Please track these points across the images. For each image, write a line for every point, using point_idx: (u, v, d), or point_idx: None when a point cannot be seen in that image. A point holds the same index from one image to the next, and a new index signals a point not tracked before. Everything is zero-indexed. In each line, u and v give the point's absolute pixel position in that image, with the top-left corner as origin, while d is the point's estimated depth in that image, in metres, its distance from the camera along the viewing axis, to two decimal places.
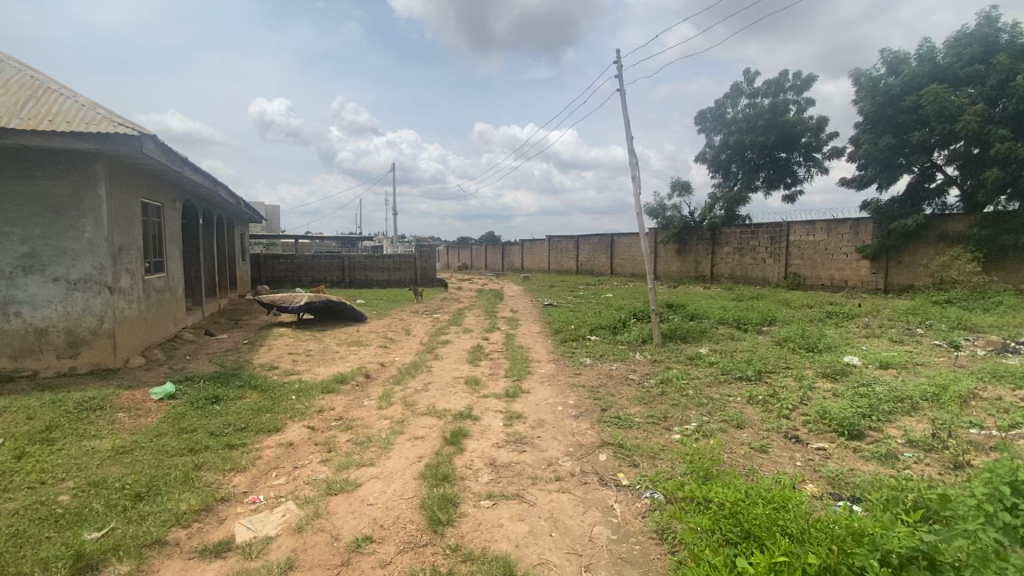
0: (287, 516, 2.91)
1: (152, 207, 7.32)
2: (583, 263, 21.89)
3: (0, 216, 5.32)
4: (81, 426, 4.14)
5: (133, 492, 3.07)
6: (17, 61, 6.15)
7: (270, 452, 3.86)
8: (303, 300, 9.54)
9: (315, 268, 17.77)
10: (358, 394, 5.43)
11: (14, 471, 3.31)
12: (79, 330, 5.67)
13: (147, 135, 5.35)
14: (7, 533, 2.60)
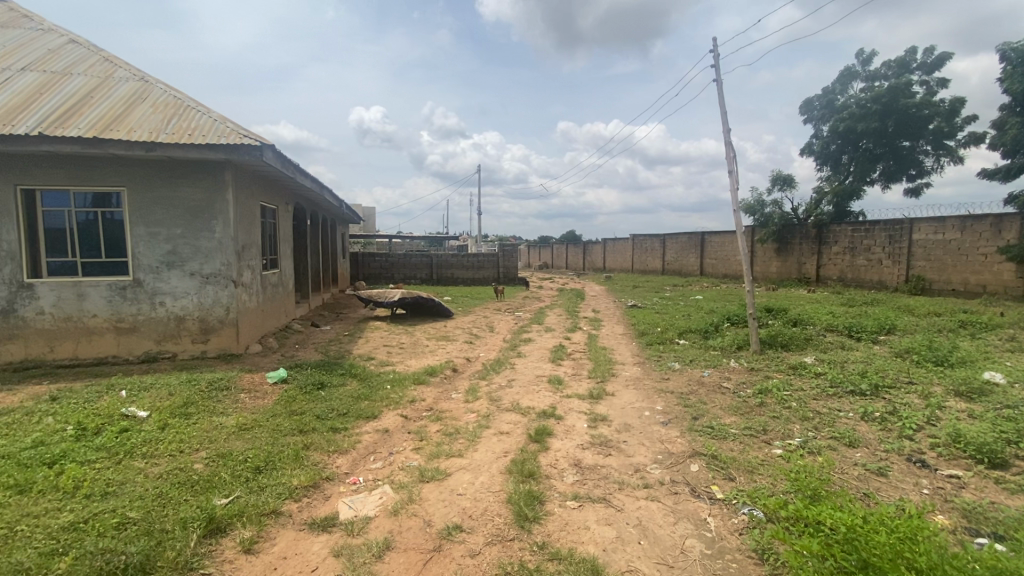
0: (384, 499, 3.09)
1: (269, 209, 8.12)
2: (670, 263, 21.04)
3: (150, 219, 6.15)
4: (211, 403, 4.70)
5: (253, 465, 3.43)
6: (162, 83, 7.11)
7: (368, 437, 4.13)
8: (396, 296, 10.10)
9: (406, 266, 18.73)
10: (446, 387, 5.63)
11: (160, 441, 3.84)
12: (209, 318, 6.44)
13: (267, 145, 5.95)
14: (154, 494, 3.01)
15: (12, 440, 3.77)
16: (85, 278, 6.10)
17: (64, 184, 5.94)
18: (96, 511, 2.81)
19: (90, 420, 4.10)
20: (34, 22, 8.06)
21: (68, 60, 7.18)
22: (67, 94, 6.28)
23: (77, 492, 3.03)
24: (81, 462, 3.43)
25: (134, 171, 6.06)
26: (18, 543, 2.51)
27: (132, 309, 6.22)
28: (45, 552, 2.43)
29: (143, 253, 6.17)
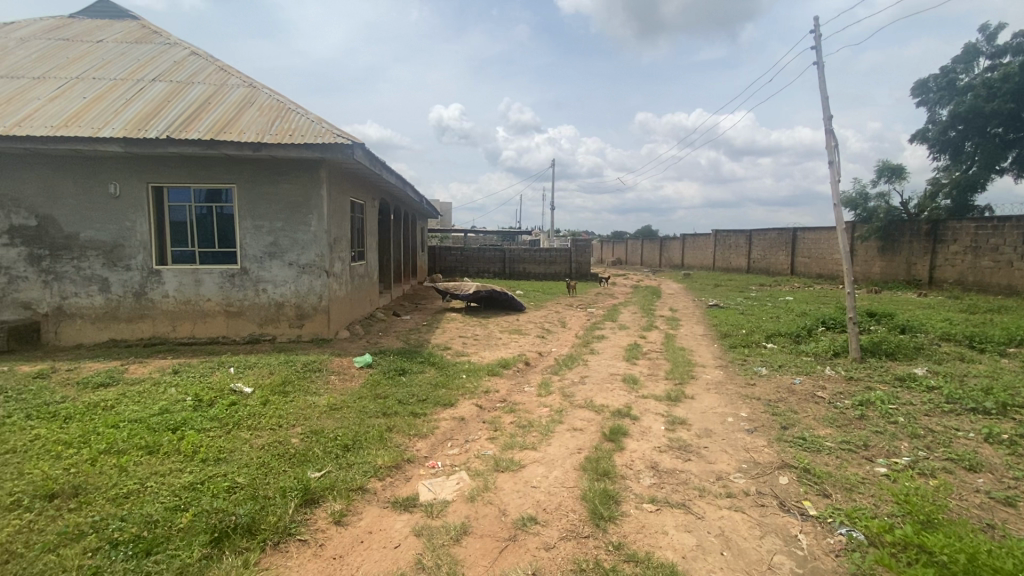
0: (461, 484, 3.19)
1: (358, 205, 8.62)
2: (756, 261, 19.79)
3: (256, 213, 6.75)
4: (306, 383, 5.10)
5: (342, 443, 3.67)
6: (267, 88, 7.73)
7: (446, 423, 4.28)
8: (471, 289, 10.36)
9: (480, 260, 19.12)
10: (519, 379, 5.69)
11: (262, 415, 4.22)
12: (304, 305, 6.96)
13: (357, 144, 6.31)
14: (259, 463, 3.33)
15: (145, 406, 4.32)
16: (201, 266, 6.82)
17: (185, 182, 6.66)
18: (211, 474, 3.15)
19: (205, 393, 4.60)
20: (163, 38, 9.08)
21: (190, 70, 8.03)
22: (190, 101, 7.03)
23: (196, 456, 3.41)
24: (198, 430, 3.85)
25: (242, 169, 6.67)
26: (149, 496, 2.87)
27: (239, 295, 6.87)
28: (170, 507, 2.76)
29: (250, 243, 6.79)
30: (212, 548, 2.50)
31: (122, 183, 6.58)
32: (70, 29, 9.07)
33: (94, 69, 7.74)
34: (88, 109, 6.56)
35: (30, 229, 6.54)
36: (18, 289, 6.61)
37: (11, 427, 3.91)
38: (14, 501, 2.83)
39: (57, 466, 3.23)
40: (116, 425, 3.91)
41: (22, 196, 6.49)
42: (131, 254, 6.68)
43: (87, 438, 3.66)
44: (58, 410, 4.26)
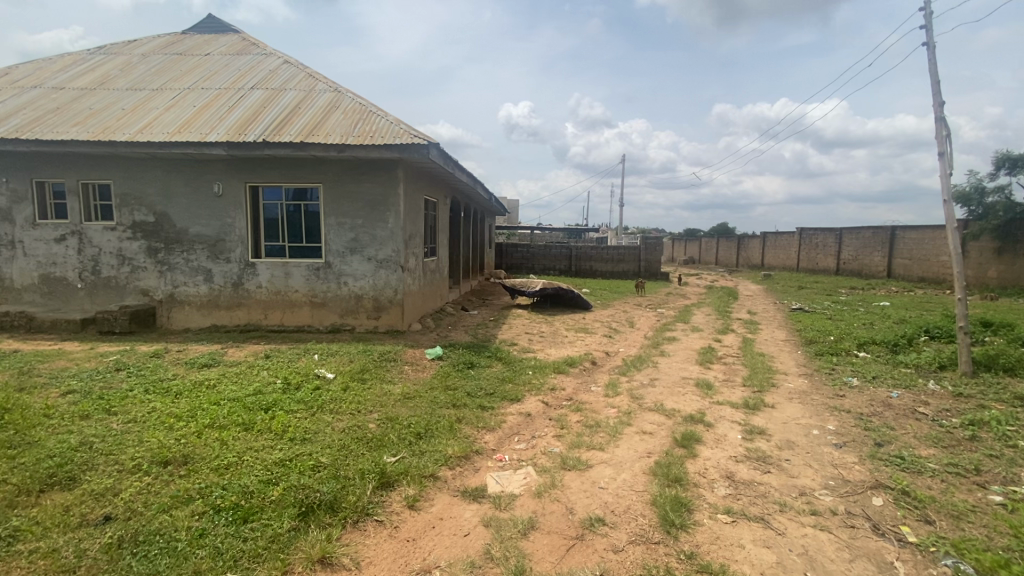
0: (528, 479, 3.22)
1: (431, 203, 8.92)
2: (846, 263, 18.25)
3: (339, 211, 7.17)
4: (381, 372, 5.36)
5: (415, 431, 3.83)
6: (351, 93, 8.17)
7: (513, 418, 4.33)
8: (538, 287, 10.41)
9: (546, 257, 19.13)
10: (585, 378, 5.64)
11: (343, 400, 4.50)
12: (381, 298, 7.32)
13: (432, 144, 6.52)
14: (340, 444, 3.55)
15: (242, 387, 4.75)
16: (291, 259, 7.35)
17: (278, 181, 7.20)
18: (298, 453, 3.40)
19: (293, 377, 4.97)
20: (260, 49, 9.86)
21: (283, 78, 8.66)
22: (283, 106, 7.58)
23: (285, 435, 3.70)
24: (287, 411, 4.17)
25: (328, 169, 7.11)
26: (246, 469, 3.16)
27: (323, 287, 7.34)
28: (264, 479, 3.02)
29: (333, 239, 7.23)
30: (299, 521, 2.70)
31: (225, 183, 7.23)
32: (182, 44, 10.06)
33: (203, 80, 8.55)
34: (198, 117, 7.26)
35: (149, 225, 7.34)
36: (138, 278, 7.46)
37: (134, 399, 4.45)
38: (137, 465, 3.21)
39: (170, 436, 3.63)
40: (218, 403, 4.32)
41: (143, 195, 7.30)
42: (231, 248, 7.33)
43: (193, 413, 4.07)
44: (170, 387, 4.77)
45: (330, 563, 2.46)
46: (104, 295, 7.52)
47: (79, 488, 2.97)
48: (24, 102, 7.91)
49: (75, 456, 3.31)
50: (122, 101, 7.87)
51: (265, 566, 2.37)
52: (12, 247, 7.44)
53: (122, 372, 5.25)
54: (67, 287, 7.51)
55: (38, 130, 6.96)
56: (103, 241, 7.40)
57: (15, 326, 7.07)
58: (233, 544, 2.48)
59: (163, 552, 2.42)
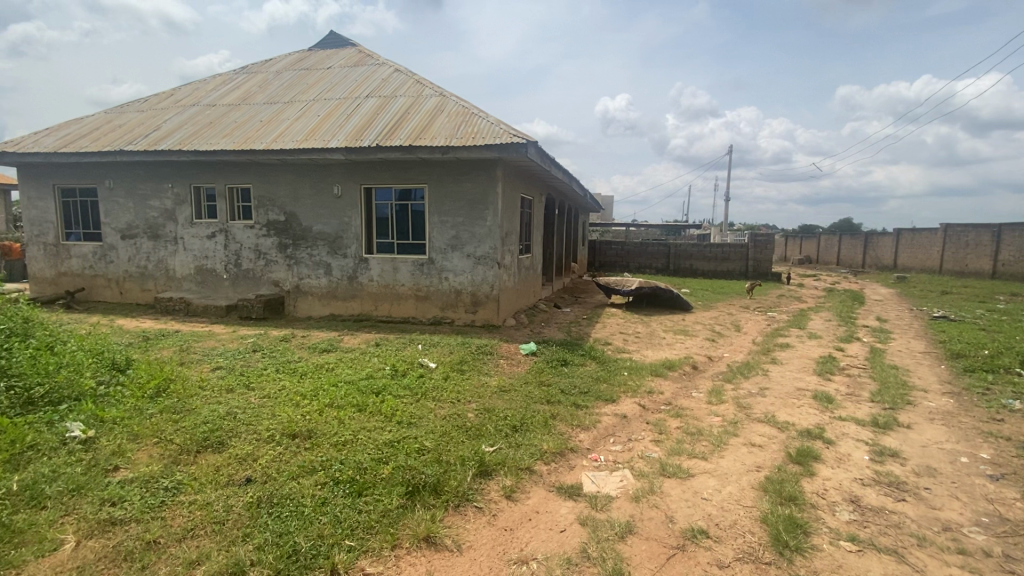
0: (625, 482, 3.17)
1: (527, 200, 9.06)
2: (1006, 265, 15.59)
3: (442, 210, 7.54)
4: (479, 364, 5.56)
5: (512, 424, 3.93)
6: (454, 96, 8.54)
7: (608, 418, 4.28)
8: (634, 285, 10.11)
9: (643, 255, 18.54)
10: (686, 383, 5.40)
11: (444, 388, 4.74)
12: (478, 293, 7.58)
13: (531, 142, 6.62)
14: (443, 430, 3.75)
15: (355, 371, 5.19)
16: (398, 255, 7.86)
17: (388, 182, 7.73)
18: (405, 435, 3.64)
19: (399, 364, 5.34)
20: (374, 60, 10.63)
21: (394, 86, 9.26)
22: (394, 112, 8.11)
23: (393, 418, 3.98)
24: (395, 395, 4.49)
25: (432, 170, 7.50)
26: (360, 446, 3.45)
27: (426, 282, 7.77)
28: (375, 458, 3.28)
29: (436, 236, 7.62)
30: (406, 499, 2.90)
31: (343, 186, 7.91)
32: (309, 60, 11.16)
33: (326, 92, 9.40)
34: (321, 125, 8.01)
35: (280, 223, 8.25)
36: (271, 270, 8.42)
37: (268, 377, 5.06)
38: (271, 435, 3.65)
39: (297, 412, 4.07)
40: (336, 384, 4.77)
41: (276, 197, 8.21)
42: (347, 244, 8.02)
43: (316, 392, 4.54)
44: (297, 368, 5.35)
45: (434, 542, 2.60)
46: (244, 284, 8.60)
47: (227, 452, 3.44)
48: (186, 119, 9.26)
49: (223, 423, 3.84)
50: (261, 114, 8.91)
51: (377, 538, 2.58)
52: (175, 243, 8.77)
53: (258, 353, 5.98)
54: (216, 277, 8.69)
55: (196, 142, 8.12)
56: (244, 237, 8.46)
57: (178, 310, 8.34)
58: (350, 514, 2.73)
59: (292, 515, 2.73)
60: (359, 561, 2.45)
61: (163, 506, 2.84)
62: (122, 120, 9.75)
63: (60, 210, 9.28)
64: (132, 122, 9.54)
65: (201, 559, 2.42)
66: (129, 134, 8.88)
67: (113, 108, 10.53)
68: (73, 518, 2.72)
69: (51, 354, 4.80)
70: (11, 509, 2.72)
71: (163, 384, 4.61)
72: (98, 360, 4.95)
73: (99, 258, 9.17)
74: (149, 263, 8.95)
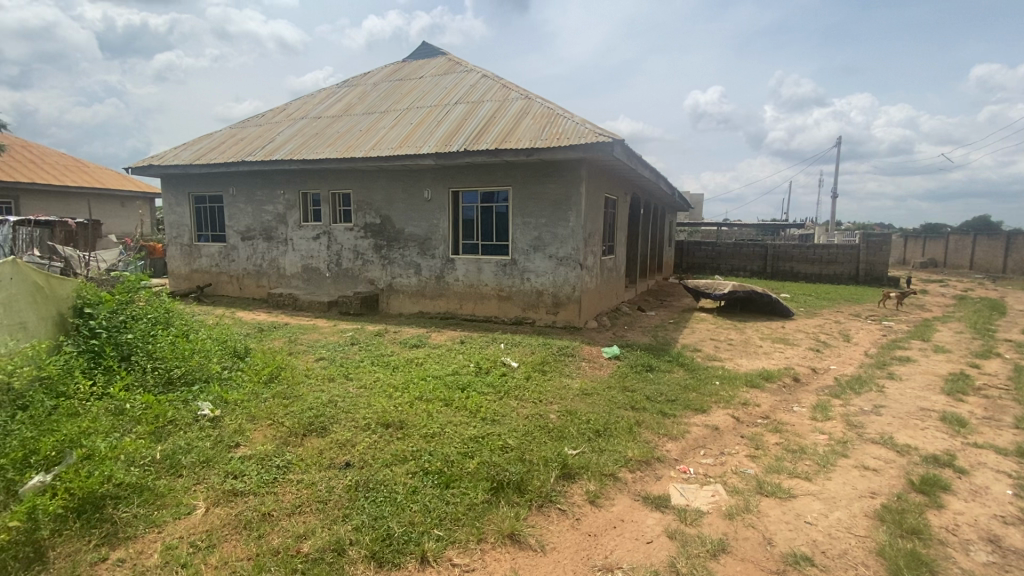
0: (718, 498, 3.01)
1: (612, 200, 8.89)
2: None
3: (525, 211, 7.62)
4: (561, 365, 5.56)
5: (594, 428, 3.88)
6: (540, 98, 8.60)
7: (698, 429, 4.08)
8: (726, 289, 9.51)
9: (736, 256, 17.44)
10: (785, 396, 5.00)
11: (526, 388, 4.79)
12: (560, 294, 7.56)
13: (618, 141, 6.49)
14: (525, 429, 3.80)
15: (442, 367, 5.40)
16: (482, 256, 8.07)
17: (474, 185, 7.96)
18: (489, 432, 3.73)
19: (483, 362, 5.47)
20: (464, 67, 10.98)
21: (481, 91, 9.51)
22: (481, 117, 8.33)
23: (478, 414, 4.09)
24: (479, 392, 4.62)
25: (517, 172, 7.60)
26: (447, 440, 3.59)
27: (509, 282, 7.89)
28: (461, 452, 3.40)
29: (519, 237, 7.71)
30: (491, 495, 2.98)
31: (432, 190, 8.26)
32: (404, 71, 11.79)
33: (418, 101, 9.88)
34: (413, 132, 8.43)
35: (375, 225, 8.80)
36: (367, 270, 9.01)
37: (364, 368, 5.43)
38: (366, 424, 3.91)
39: (390, 403, 4.33)
40: (424, 378, 5.00)
41: (372, 201, 8.77)
42: (435, 245, 8.36)
43: (406, 385, 4.79)
44: (390, 361, 5.68)
45: (518, 540, 2.64)
46: (343, 282, 9.27)
47: (329, 437, 3.73)
48: (296, 131, 10.17)
49: (325, 410, 4.17)
50: (360, 124, 9.56)
51: (463, 530, 2.66)
52: (285, 244, 9.66)
53: (355, 346, 6.43)
54: (319, 275, 9.46)
55: (305, 152, 8.89)
56: (344, 238, 9.12)
57: (287, 304, 9.18)
58: (438, 505, 2.84)
59: (386, 500, 2.90)
60: (447, 551, 2.55)
61: (275, 483, 3.15)
62: (243, 134, 10.91)
63: (193, 216, 10.60)
64: (252, 135, 10.66)
65: (307, 533, 2.64)
66: (249, 147, 9.92)
67: (236, 123, 11.83)
68: (203, 486, 3.10)
69: (187, 341, 5.50)
70: (156, 475, 3.15)
71: (275, 371, 5.10)
72: (224, 348, 5.60)
73: (223, 257, 10.35)
74: (264, 262, 9.94)
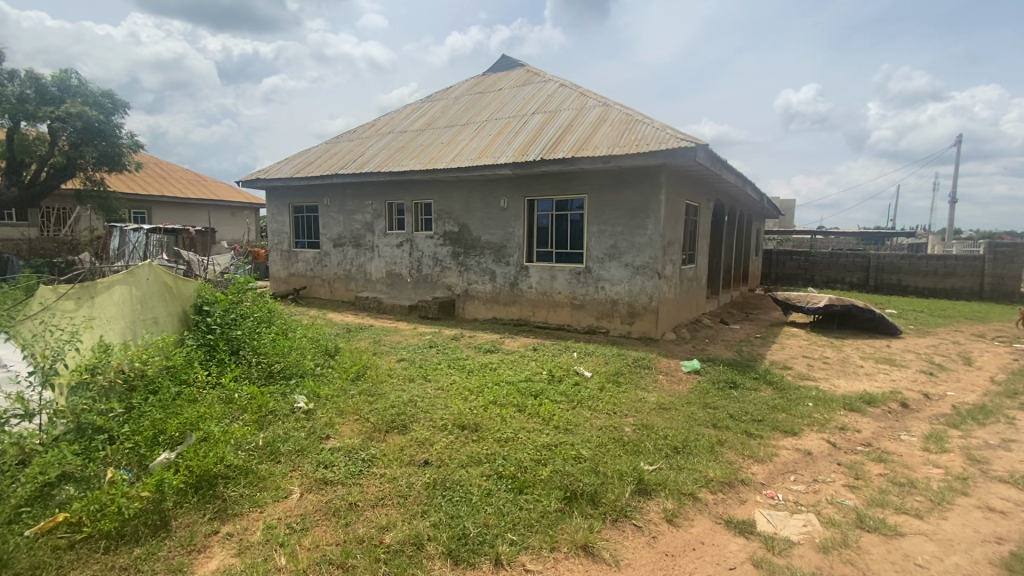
0: (810, 528, 2.80)
1: (693, 207, 8.56)
2: None
3: (602, 219, 7.55)
4: (636, 377, 5.43)
5: (672, 444, 3.74)
6: (618, 104, 8.51)
7: (788, 453, 3.80)
8: (822, 302, 8.79)
9: (832, 267, 16.00)
10: (891, 423, 4.53)
11: (600, 398, 4.73)
12: (636, 304, 7.39)
13: (701, 145, 6.26)
14: (599, 441, 3.75)
15: (515, 373, 5.47)
16: (557, 264, 8.08)
17: (550, 194, 8.02)
18: (562, 440, 3.73)
19: (556, 370, 5.47)
20: (541, 77, 11.12)
21: (559, 100, 9.57)
22: (558, 126, 8.38)
23: (551, 422, 4.10)
24: (553, 400, 4.62)
25: (594, 180, 7.56)
26: (520, 445, 3.63)
27: (583, 290, 7.84)
28: (535, 458, 3.42)
29: (595, 245, 7.64)
30: (564, 504, 2.97)
31: (509, 199, 8.42)
32: (484, 83, 12.17)
33: (497, 112, 10.13)
34: (492, 143, 8.66)
35: (454, 233, 9.12)
36: (445, 276, 9.35)
37: (441, 370, 5.65)
38: (443, 424, 4.06)
39: (465, 405, 4.45)
40: (498, 383, 5.09)
41: (451, 210, 9.10)
42: (511, 253, 8.50)
43: (481, 389, 4.91)
44: (466, 365, 5.85)
45: (592, 552, 2.61)
46: (423, 287, 9.69)
47: (408, 434, 3.92)
48: (384, 144, 10.82)
49: (406, 409, 4.38)
50: (442, 136, 9.99)
51: (536, 537, 2.69)
52: (372, 251, 10.28)
53: (433, 349, 6.69)
54: (401, 280, 9.96)
55: (392, 164, 9.43)
56: (424, 246, 9.55)
57: (372, 308, 9.75)
58: (512, 509, 2.89)
59: (462, 500, 2.99)
60: (520, 556, 2.58)
61: (360, 474, 3.36)
62: (337, 149, 11.78)
63: (292, 224, 11.57)
64: (345, 150, 11.47)
65: (389, 526, 2.79)
66: (342, 160, 10.70)
67: (331, 139, 12.78)
68: (298, 473, 3.37)
69: (286, 339, 6.02)
70: (258, 459, 3.48)
71: (361, 370, 5.44)
72: (317, 346, 6.06)
73: (317, 263, 11.20)
74: (352, 267, 10.63)
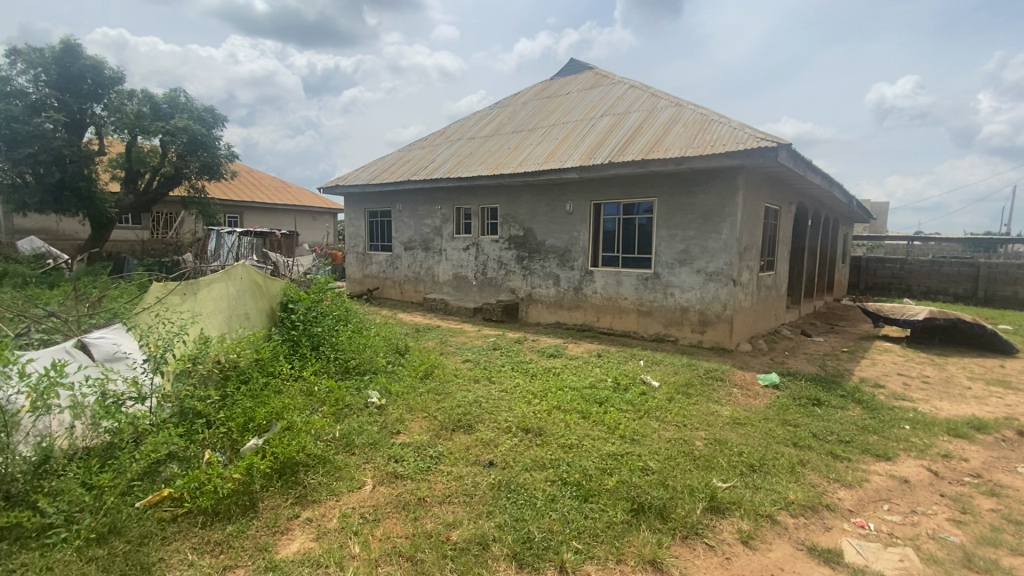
0: (907, 564, 2.55)
1: (773, 211, 8.08)
2: None
3: (672, 223, 7.32)
4: (708, 389, 5.20)
5: (748, 462, 3.54)
6: (692, 104, 8.22)
7: (881, 479, 3.48)
8: (921, 315, 7.96)
9: (933, 277, 14.49)
10: (1006, 453, 4.03)
11: (668, 409, 4.58)
12: (708, 312, 7.09)
13: (783, 145, 5.92)
14: (668, 454, 3.62)
15: (580, 379, 5.41)
16: (623, 269, 7.92)
17: (618, 198, 7.88)
18: (628, 450, 3.65)
19: (622, 378, 5.36)
20: (610, 79, 10.99)
21: (629, 102, 9.40)
22: (627, 129, 8.23)
23: (617, 431, 4.01)
24: (618, 408, 4.53)
25: (665, 183, 7.36)
26: (585, 453, 3.59)
27: (650, 297, 7.63)
28: (600, 467, 3.37)
29: (664, 250, 7.43)
30: (631, 516, 2.91)
31: (575, 203, 8.38)
32: (551, 88, 12.21)
33: (565, 116, 10.13)
34: (560, 147, 8.65)
35: (519, 237, 9.19)
36: (510, 279, 9.45)
37: (506, 373, 5.70)
38: (508, 426, 4.10)
39: (529, 409, 4.47)
40: (562, 388, 5.06)
41: (517, 214, 9.19)
42: (576, 257, 8.44)
43: (545, 393, 4.91)
44: (530, 368, 5.86)
45: (661, 568, 2.53)
46: (487, 290, 9.84)
47: (474, 434, 4.00)
48: (453, 151, 11.14)
49: (471, 409, 4.47)
50: (509, 142, 10.13)
51: (602, 547, 2.64)
52: (440, 254, 10.59)
53: (498, 351, 6.77)
54: (467, 283, 10.18)
55: (461, 170, 9.69)
56: (490, 249, 9.70)
57: (439, 309, 10.04)
58: (577, 517, 2.86)
59: (527, 504, 3.00)
60: (585, 565, 2.55)
61: (428, 471, 3.47)
62: (410, 156, 12.27)
63: (367, 228, 12.18)
64: (416, 157, 11.92)
65: (456, 523, 2.86)
66: (414, 167, 11.13)
67: (404, 146, 13.33)
68: (371, 465, 3.53)
69: (361, 336, 6.33)
70: (335, 450, 3.69)
71: (428, 369, 5.61)
72: (388, 345, 6.32)
73: (389, 265, 11.71)
74: (421, 270, 11.01)
